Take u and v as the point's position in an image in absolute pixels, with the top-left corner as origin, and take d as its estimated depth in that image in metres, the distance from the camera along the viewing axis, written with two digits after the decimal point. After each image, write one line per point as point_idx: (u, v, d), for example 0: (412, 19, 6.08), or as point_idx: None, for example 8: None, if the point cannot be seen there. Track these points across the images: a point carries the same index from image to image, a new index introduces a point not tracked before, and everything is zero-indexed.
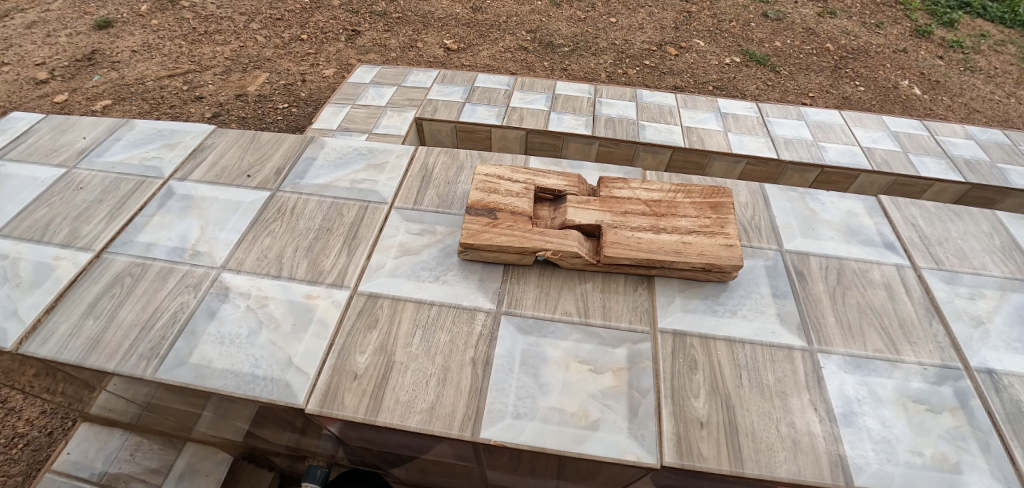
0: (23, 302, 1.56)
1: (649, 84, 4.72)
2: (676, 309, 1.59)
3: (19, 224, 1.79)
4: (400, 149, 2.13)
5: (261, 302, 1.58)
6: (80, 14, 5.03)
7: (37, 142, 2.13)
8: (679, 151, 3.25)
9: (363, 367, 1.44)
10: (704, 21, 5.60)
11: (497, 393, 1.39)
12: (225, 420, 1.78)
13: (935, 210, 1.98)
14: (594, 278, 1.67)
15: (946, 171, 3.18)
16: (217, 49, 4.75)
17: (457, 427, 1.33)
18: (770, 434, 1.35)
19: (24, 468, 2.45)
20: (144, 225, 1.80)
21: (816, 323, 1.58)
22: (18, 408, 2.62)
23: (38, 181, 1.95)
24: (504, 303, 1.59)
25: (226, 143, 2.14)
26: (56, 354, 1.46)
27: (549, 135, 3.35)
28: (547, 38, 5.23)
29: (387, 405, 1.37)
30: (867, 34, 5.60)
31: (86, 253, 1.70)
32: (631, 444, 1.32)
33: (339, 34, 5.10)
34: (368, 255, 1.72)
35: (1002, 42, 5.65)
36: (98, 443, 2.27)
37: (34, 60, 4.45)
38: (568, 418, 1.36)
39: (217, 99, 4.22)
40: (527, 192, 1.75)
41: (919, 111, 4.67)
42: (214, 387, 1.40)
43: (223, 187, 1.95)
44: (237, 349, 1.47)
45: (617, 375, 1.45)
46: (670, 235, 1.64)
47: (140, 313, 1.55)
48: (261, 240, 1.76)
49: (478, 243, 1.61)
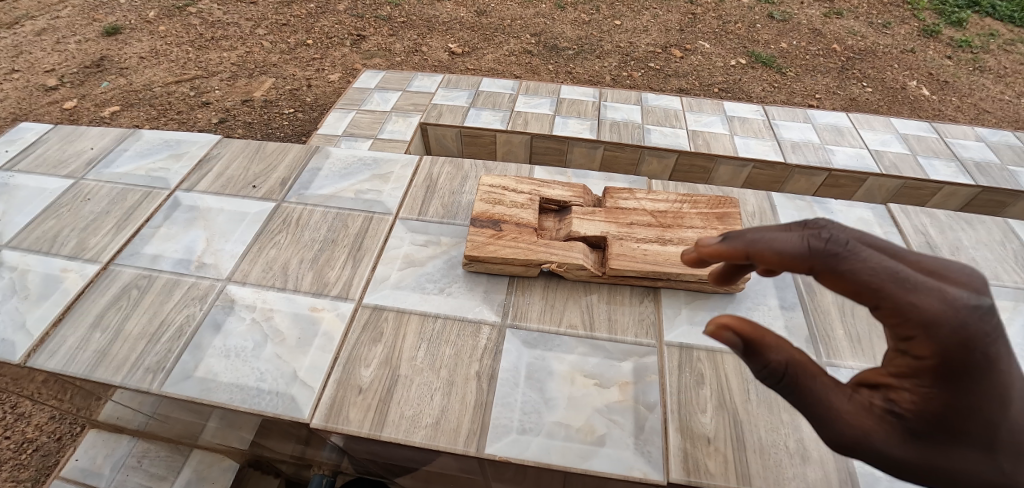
0: (32, 314, 1.58)
1: (654, 87, 4.70)
2: (683, 322, 1.58)
3: (28, 235, 1.81)
4: (404, 159, 2.13)
5: (266, 315, 1.58)
6: (89, 21, 5.07)
7: (45, 153, 2.15)
8: (684, 155, 3.24)
9: (368, 381, 1.44)
10: (709, 23, 5.57)
11: (503, 408, 1.39)
12: (230, 430, 1.78)
13: (947, 218, 1.95)
14: (600, 290, 1.66)
15: (956, 173, 3.14)
16: (224, 55, 4.78)
17: (462, 442, 1.32)
18: (779, 449, 1.33)
19: (34, 473, 2.48)
20: (150, 236, 1.81)
21: (826, 337, 1.56)
22: (28, 413, 2.64)
23: (47, 193, 1.97)
24: (509, 315, 1.58)
25: (231, 154, 2.14)
26: (63, 368, 1.46)
27: (554, 139, 3.33)
28: (552, 41, 5.23)
29: (392, 419, 1.36)
30: (875, 34, 5.55)
31: (93, 265, 1.71)
32: (637, 460, 1.31)
33: (344, 39, 5.12)
34: (372, 267, 1.71)
35: (1013, 41, 5.59)
36: (105, 451, 2.27)
37: (44, 67, 4.49)
38: (574, 434, 1.35)
39: (224, 105, 4.24)
40: (531, 204, 1.74)
41: (928, 112, 4.63)
42: (220, 401, 1.40)
43: (228, 197, 1.95)
44: (242, 362, 1.47)
45: (623, 389, 1.44)
46: (676, 246, 1.63)
47: (147, 326, 1.56)
48: (266, 251, 1.76)
49: (483, 255, 1.60)
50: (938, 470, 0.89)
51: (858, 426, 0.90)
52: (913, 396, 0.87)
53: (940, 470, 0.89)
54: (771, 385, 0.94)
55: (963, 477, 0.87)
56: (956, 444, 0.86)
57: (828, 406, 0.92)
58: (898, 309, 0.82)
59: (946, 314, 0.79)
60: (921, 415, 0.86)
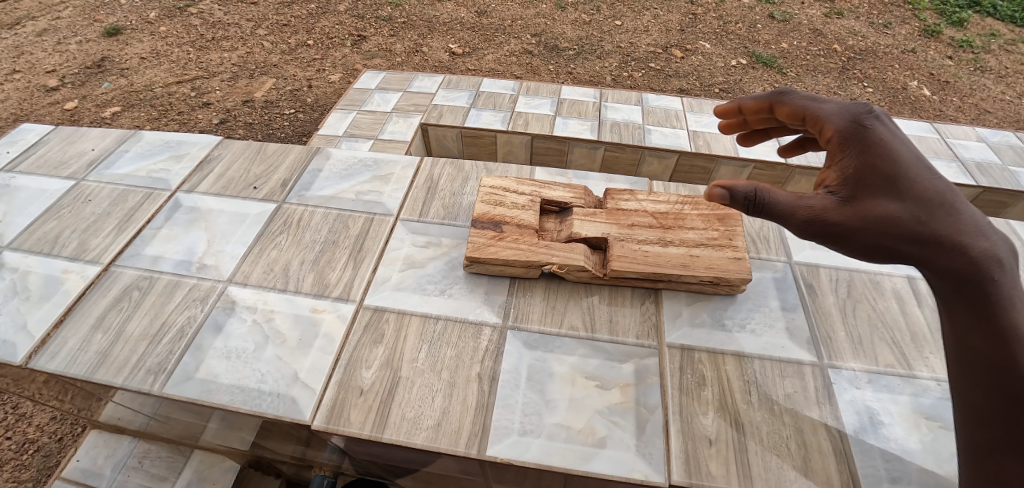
0: (32, 316, 1.58)
1: (654, 87, 4.70)
2: (684, 323, 1.58)
3: (29, 236, 1.81)
4: (405, 160, 2.13)
5: (267, 316, 1.58)
6: (90, 22, 5.08)
7: (46, 155, 2.15)
8: (685, 156, 3.24)
9: (369, 383, 1.44)
10: (709, 23, 5.57)
11: (504, 410, 1.39)
12: (231, 431, 1.78)
13: None
14: (600, 291, 1.66)
15: (957, 174, 3.14)
16: (225, 55, 4.79)
17: (463, 444, 1.32)
18: (780, 451, 1.33)
19: (35, 474, 2.48)
20: (151, 238, 1.81)
21: (827, 338, 1.56)
22: (29, 414, 2.64)
23: (48, 194, 1.97)
24: (510, 317, 1.58)
25: (232, 155, 2.15)
26: (64, 370, 1.46)
27: (555, 140, 3.33)
28: (552, 41, 5.23)
29: (393, 421, 1.36)
30: (876, 34, 5.55)
31: (94, 266, 1.71)
32: (638, 462, 1.31)
33: (345, 40, 5.12)
34: (373, 268, 1.71)
35: (1014, 41, 5.59)
36: (106, 451, 2.27)
37: (45, 68, 4.50)
38: (575, 435, 1.35)
39: (224, 105, 4.24)
40: (532, 205, 1.74)
41: (928, 112, 4.62)
42: (221, 403, 1.40)
43: (229, 198, 1.95)
44: (243, 364, 1.47)
45: (624, 390, 1.44)
46: (678, 248, 1.63)
47: (148, 327, 1.56)
48: (267, 252, 1.76)
49: (484, 257, 1.60)
50: (881, 240, 1.09)
51: (813, 207, 1.12)
52: (840, 178, 1.15)
53: (885, 234, 1.08)
54: (749, 213, 1.14)
55: (904, 234, 1.07)
56: (883, 199, 1.09)
57: (794, 206, 1.11)
58: (819, 116, 1.23)
59: (831, 118, 1.21)
60: (851, 187, 1.12)
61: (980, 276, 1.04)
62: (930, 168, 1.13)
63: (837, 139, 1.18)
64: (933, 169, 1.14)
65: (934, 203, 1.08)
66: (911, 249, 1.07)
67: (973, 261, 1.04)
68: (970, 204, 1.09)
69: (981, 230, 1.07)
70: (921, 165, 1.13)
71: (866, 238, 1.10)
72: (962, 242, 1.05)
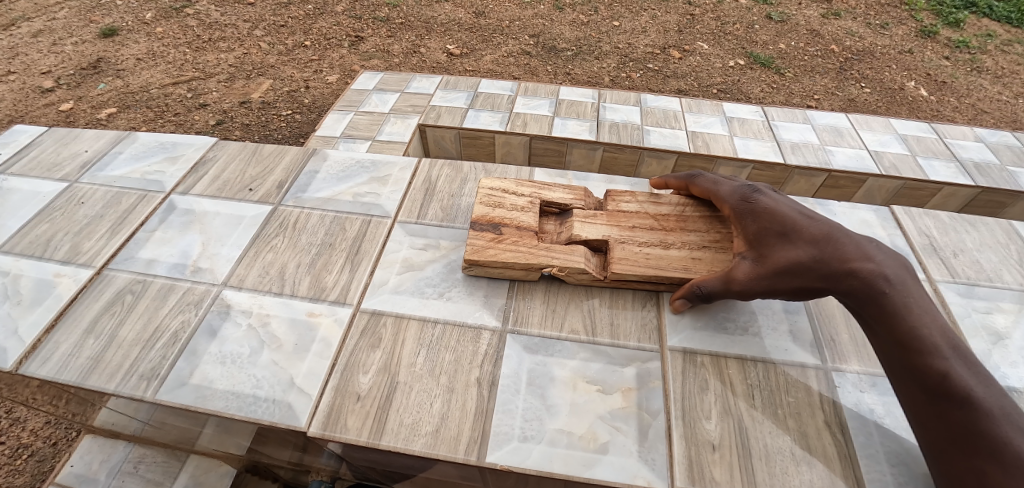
0: (23, 320, 1.55)
1: (653, 87, 4.69)
2: (686, 327, 1.56)
3: (21, 239, 1.78)
4: (402, 162, 2.10)
5: (263, 320, 1.56)
6: (86, 23, 5.05)
7: (39, 156, 2.12)
8: (684, 156, 3.21)
9: (366, 388, 1.41)
10: (708, 23, 5.56)
11: (504, 415, 1.36)
12: (226, 436, 1.75)
13: (949, 220, 1.94)
14: (601, 294, 1.64)
15: (956, 174, 3.13)
16: (221, 56, 4.76)
17: (462, 451, 1.30)
18: (784, 456, 1.31)
19: (29, 479, 2.44)
20: (145, 241, 1.78)
21: (830, 341, 1.54)
22: (23, 418, 2.61)
23: (40, 196, 1.94)
24: (510, 321, 1.56)
25: (228, 156, 2.12)
26: (55, 376, 1.44)
27: (553, 141, 3.31)
28: (550, 42, 5.21)
29: (391, 427, 1.34)
30: (873, 35, 5.55)
31: (87, 269, 1.69)
32: (640, 469, 1.29)
33: (342, 40, 5.09)
34: (370, 271, 1.69)
35: (1010, 42, 5.59)
36: (101, 456, 2.24)
37: (40, 69, 4.46)
38: (577, 441, 1.33)
39: (221, 106, 4.21)
40: (532, 206, 1.72)
41: (926, 112, 4.62)
42: (216, 409, 1.38)
43: (224, 201, 1.93)
44: (238, 369, 1.45)
45: (626, 395, 1.41)
46: (679, 250, 1.60)
47: (141, 332, 1.53)
48: (263, 256, 1.74)
49: (483, 260, 1.58)
50: (795, 283, 1.34)
51: (735, 273, 1.42)
52: (748, 243, 1.45)
53: (795, 277, 1.33)
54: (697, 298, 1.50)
55: (809, 274, 1.32)
56: (782, 249, 1.36)
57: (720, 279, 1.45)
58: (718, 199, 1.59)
59: (726, 198, 1.55)
60: (757, 247, 1.41)
61: (875, 292, 1.24)
62: (812, 215, 1.40)
63: (734, 214, 1.51)
64: (816, 216, 1.40)
65: (820, 240, 1.33)
66: (819, 285, 1.31)
67: (864, 281, 1.25)
68: (852, 235, 1.34)
69: (865, 254, 1.30)
70: (798, 211, 1.41)
71: (786, 284, 1.35)
72: (851, 266, 1.27)
